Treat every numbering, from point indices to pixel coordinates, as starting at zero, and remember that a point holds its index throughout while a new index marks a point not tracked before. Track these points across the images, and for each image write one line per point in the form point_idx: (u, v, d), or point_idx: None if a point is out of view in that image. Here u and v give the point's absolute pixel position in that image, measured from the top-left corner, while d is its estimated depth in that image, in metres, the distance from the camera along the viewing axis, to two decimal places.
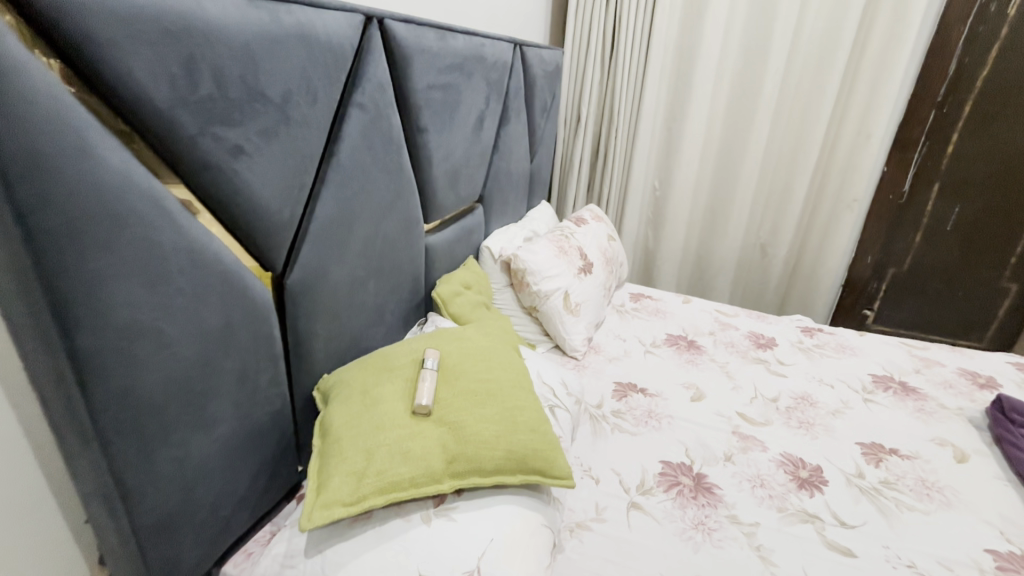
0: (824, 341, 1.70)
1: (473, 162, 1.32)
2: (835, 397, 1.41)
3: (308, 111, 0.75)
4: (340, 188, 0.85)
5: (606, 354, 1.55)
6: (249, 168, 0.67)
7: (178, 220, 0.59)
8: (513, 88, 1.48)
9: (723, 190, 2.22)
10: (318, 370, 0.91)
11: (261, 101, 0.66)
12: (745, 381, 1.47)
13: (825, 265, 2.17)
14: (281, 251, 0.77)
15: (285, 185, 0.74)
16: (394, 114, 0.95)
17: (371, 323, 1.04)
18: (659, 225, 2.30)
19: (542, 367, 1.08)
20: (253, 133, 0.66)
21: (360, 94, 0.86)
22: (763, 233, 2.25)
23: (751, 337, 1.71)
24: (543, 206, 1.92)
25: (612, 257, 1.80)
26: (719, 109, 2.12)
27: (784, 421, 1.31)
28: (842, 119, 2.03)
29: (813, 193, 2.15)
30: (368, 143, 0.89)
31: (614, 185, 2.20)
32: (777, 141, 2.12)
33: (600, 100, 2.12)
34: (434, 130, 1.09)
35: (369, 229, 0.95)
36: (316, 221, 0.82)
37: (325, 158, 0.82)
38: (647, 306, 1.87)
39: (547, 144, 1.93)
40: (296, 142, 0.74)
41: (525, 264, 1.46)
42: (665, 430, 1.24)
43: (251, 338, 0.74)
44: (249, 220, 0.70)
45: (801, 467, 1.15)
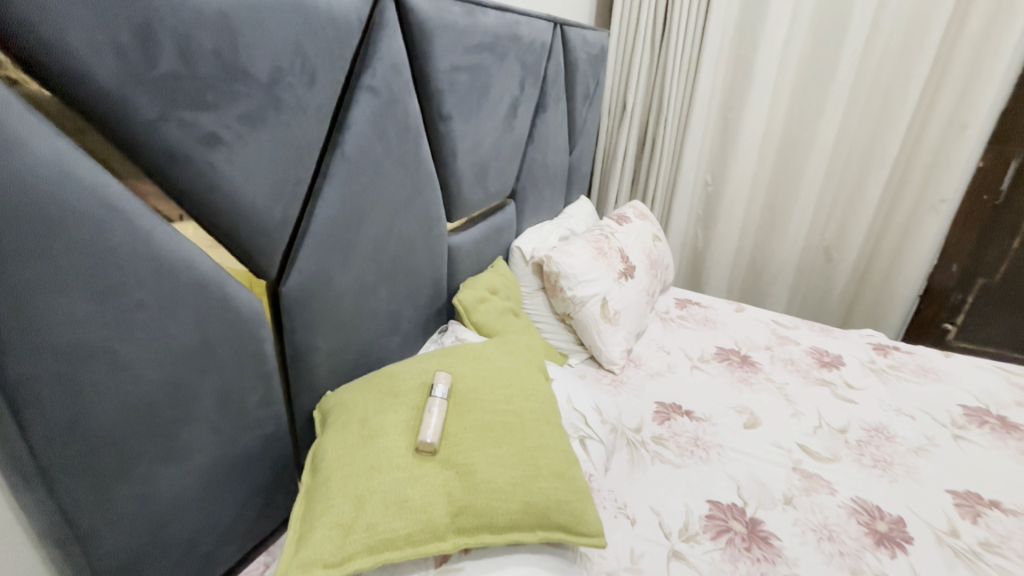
0: (901, 361, 1.49)
1: (504, 153, 1.19)
2: (917, 431, 1.21)
3: (303, 93, 0.64)
4: (346, 184, 0.74)
5: (647, 368, 1.40)
6: (229, 161, 0.57)
7: (139, 223, 0.50)
8: (552, 72, 1.34)
9: (785, 187, 2.00)
10: (321, 387, 0.82)
11: (241, 80, 0.56)
12: (808, 407, 1.29)
13: (901, 273, 1.92)
14: (275, 256, 0.68)
15: (277, 181, 0.64)
16: (410, 99, 0.84)
17: (383, 333, 0.93)
18: (710, 224, 2.10)
19: (573, 388, 0.95)
20: (233, 119, 0.56)
21: (370, 75, 0.75)
22: (829, 235, 2.02)
23: (814, 354, 1.51)
24: (582, 202, 1.78)
25: (657, 259, 1.64)
26: (784, 96, 1.90)
27: (855, 458, 1.13)
28: (930, 107, 1.77)
29: (891, 191, 1.91)
30: (379, 132, 0.78)
31: (661, 179, 2.02)
32: (850, 133, 1.88)
33: (648, 87, 1.95)
34: (459, 118, 0.97)
35: (380, 229, 0.84)
36: (316, 222, 0.72)
37: (327, 149, 0.72)
38: (694, 314, 1.71)
39: (589, 135, 1.78)
40: (289, 131, 0.64)
41: (559, 267, 1.32)
42: (714, 462, 1.09)
43: (236, 356, 0.65)
44: (231, 221, 0.60)
45: (879, 518, 0.97)
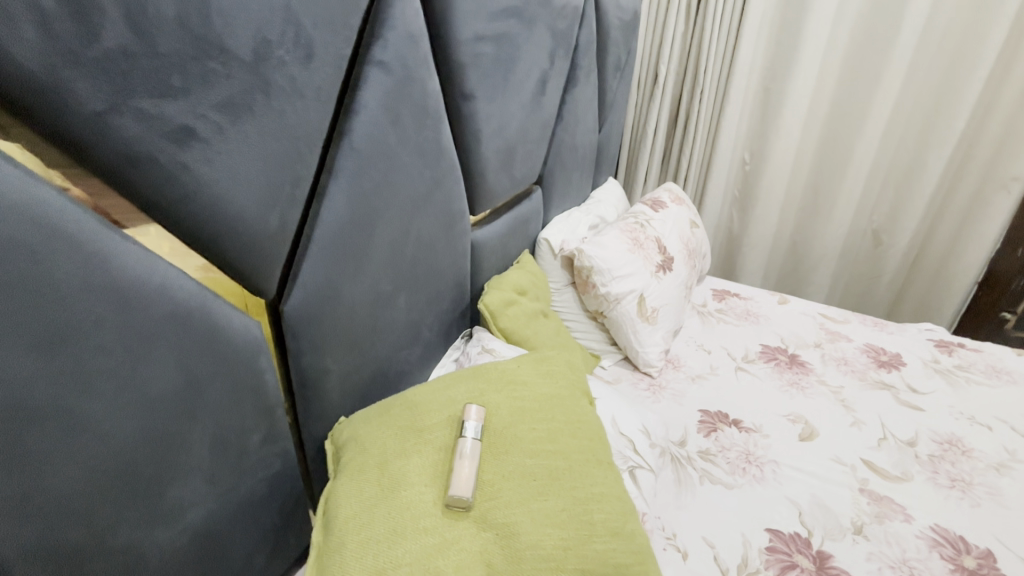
0: (968, 361, 1.35)
1: (532, 136, 1.06)
2: (995, 444, 1.09)
3: (297, 72, 0.52)
4: (355, 180, 0.62)
5: (687, 371, 1.28)
6: (208, 160, 0.46)
7: (90, 247, 0.39)
8: (584, 41, 1.19)
9: (833, 165, 1.83)
10: (334, 413, 0.72)
11: (216, 56, 0.44)
12: (869, 415, 1.16)
13: (960, 259, 1.76)
14: (274, 271, 0.56)
15: (272, 182, 0.52)
16: (429, 76, 0.71)
17: (403, 346, 0.82)
18: (747, 206, 1.95)
19: (618, 408, 0.84)
20: (210, 107, 0.45)
21: (381, 48, 0.62)
22: (879, 218, 1.86)
23: (869, 352, 1.38)
24: (611, 185, 1.64)
25: (694, 248, 1.50)
26: (835, 64, 1.72)
27: (929, 477, 1.01)
28: (1004, 73, 1.58)
29: (953, 169, 1.73)
30: (393, 117, 0.66)
31: (694, 158, 1.86)
32: (908, 104, 1.70)
33: (682, 57, 1.77)
34: (484, 97, 0.84)
35: (396, 230, 0.72)
36: (321, 228, 0.60)
37: (331, 140, 0.60)
38: (734, 307, 1.57)
39: (619, 111, 1.62)
40: (284, 120, 0.52)
41: (592, 262, 1.20)
42: (769, 482, 0.98)
43: (231, 393, 0.54)
44: (216, 235, 0.49)
45: (964, 551, 0.86)
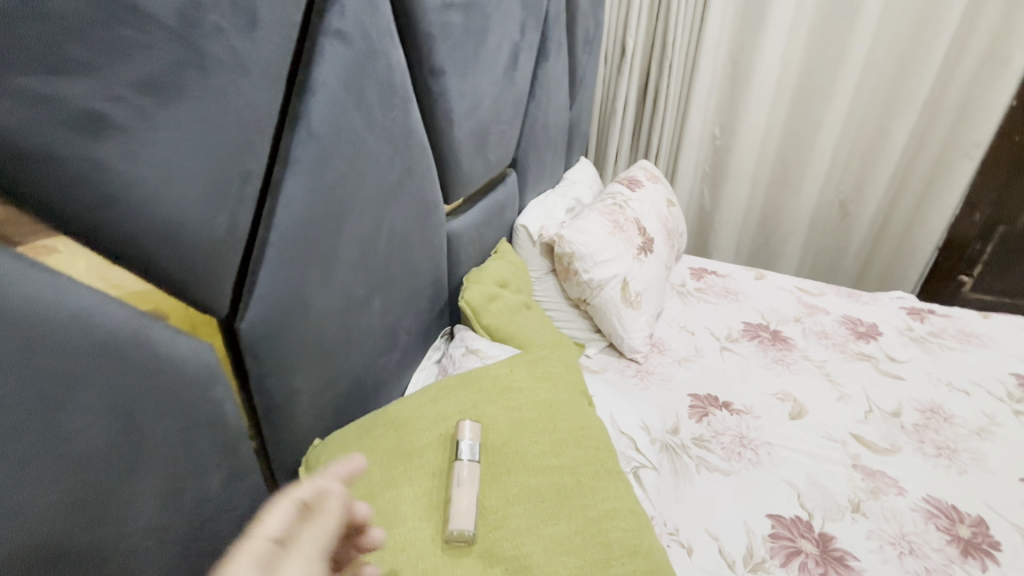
0: (940, 327, 1.38)
1: (505, 115, 0.98)
2: (974, 409, 1.11)
3: (238, 41, 0.43)
4: (315, 171, 0.53)
5: (673, 354, 1.25)
6: (131, 156, 0.37)
7: None
8: (554, 11, 1.11)
9: (801, 137, 1.82)
10: (307, 435, 0.64)
11: (130, 21, 0.35)
12: (853, 387, 1.16)
13: (923, 227, 1.80)
14: (226, 283, 0.48)
15: (216, 178, 0.43)
16: (394, 48, 0.62)
17: (380, 354, 0.75)
18: (718, 182, 1.93)
19: (614, 403, 0.79)
20: (127, 87, 0.36)
21: (337, 13, 0.52)
22: (846, 188, 1.87)
23: (848, 324, 1.38)
24: (584, 165, 1.58)
25: (672, 227, 1.47)
26: (801, 34, 1.70)
27: (916, 446, 1.02)
28: (965, 40, 1.59)
29: (916, 137, 1.75)
30: (355, 95, 0.57)
31: (665, 134, 1.82)
32: (874, 74, 1.70)
33: (650, 30, 1.72)
34: (455, 72, 0.75)
35: (365, 226, 0.64)
36: (278, 229, 0.51)
37: (284, 124, 0.50)
38: (713, 285, 1.56)
39: (589, 87, 1.55)
40: (226, 100, 0.43)
41: (573, 247, 1.14)
42: (766, 465, 0.96)
43: (183, 432, 0.46)
44: (148, 247, 0.40)
45: (958, 521, 0.88)
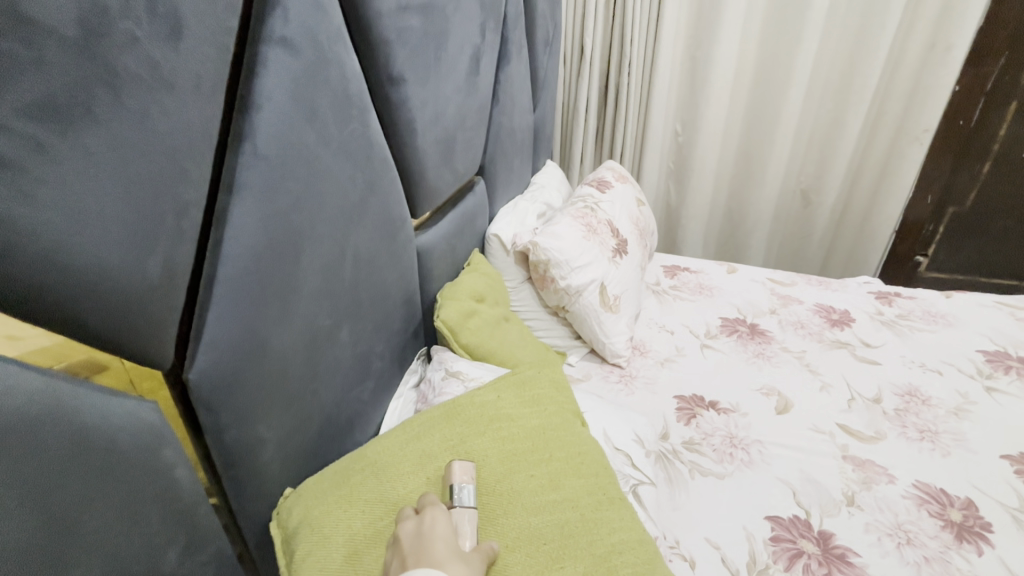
0: (907, 309, 1.41)
1: (470, 122, 0.93)
2: (949, 389, 1.13)
3: (161, 54, 0.37)
4: (266, 196, 0.48)
5: (655, 356, 1.23)
6: (27, 197, 0.31)
7: None
8: (512, 12, 1.07)
9: (760, 130, 1.85)
10: (277, 486, 0.58)
11: (16, 35, 0.29)
12: (834, 376, 1.17)
13: (881, 212, 1.85)
14: (169, 333, 0.42)
15: (143, 214, 0.38)
16: (347, 56, 0.57)
17: (352, 386, 0.69)
18: (683, 178, 1.94)
19: (606, 418, 0.75)
20: (17, 115, 0.30)
21: (280, 19, 0.47)
22: (806, 178, 1.91)
23: (821, 312, 1.40)
24: (551, 168, 1.55)
25: (643, 226, 1.46)
26: (755, 29, 1.72)
27: (899, 431, 1.03)
28: (909, 29, 1.64)
29: (868, 125, 1.80)
30: (306, 109, 0.51)
31: (629, 133, 1.81)
32: (826, 64, 1.74)
33: (607, 29, 1.71)
34: (415, 78, 0.70)
35: (327, 251, 0.58)
36: (227, 263, 0.45)
37: (225, 145, 0.45)
38: (687, 282, 1.55)
39: (551, 89, 1.52)
40: (148, 123, 0.37)
41: (548, 254, 1.10)
42: (758, 465, 0.94)
43: (125, 510, 0.40)
44: (59, 300, 0.34)
45: (949, 505, 0.88)
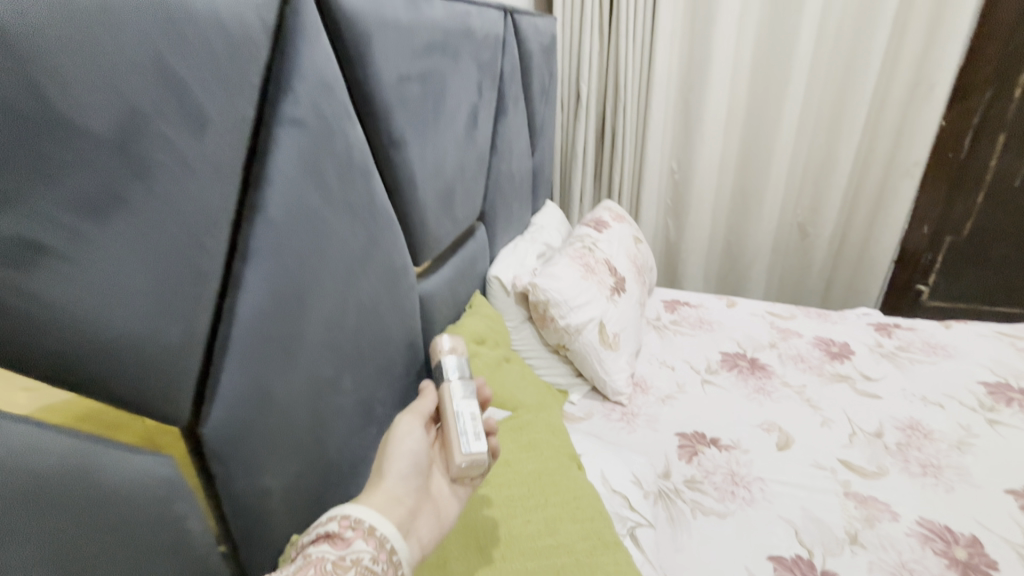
0: (907, 341, 1.42)
1: (469, 173, 0.99)
2: (951, 422, 1.14)
3: (187, 145, 0.42)
4: (276, 260, 0.52)
5: (656, 393, 1.24)
6: (69, 281, 0.35)
7: None
8: (509, 69, 1.15)
9: (754, 166, 1.90)
10: (282, 533, 0.60)
11: (64, 142, 0.34)
12: (834, 410, 1.18)
13: (878, 243, 1.88)
14: (187, 392, 0.46)
15: (168, 286, 0.42)
16: (352, 127, 0.62)
17: (356, 432, 0.71)
18: (681, 214, 1.98)
19: (604, 459, 0.77)
20: (64, 210, 0.34)
21: (292, 102, 0.52)
22: (802, 211, 1.95)
23: (820, 345, 1.41)
24: (550, 209, 1.60)
25: (642, 264, 1.49)
26: (743, 71, 1.80)
27: (902, 467, 1.03)
28: (893, 69, 1.71)
29: (859, 160, 1.85)
30: (314, 178, 0.56)
31: (626, 172, 1.87)
32: (814, 103, 1.81)
33: (602, 76, 1.79)
34: (416, 140, 0.76)
35: (333, 305, 0.62)
36: (240, 324, 0.49)
37: (241, 217, 0.49)
38: (687, 317, 1.58)
39: (549, 133, 1.59)
40: (174, 206, 0.41)
41: (547, 295, 1.14)
42: (760, 502, 0.95)
43: (131, 568, 0.41)
44: (93, 368, 0.38)
45: (954, 542, 0.88)
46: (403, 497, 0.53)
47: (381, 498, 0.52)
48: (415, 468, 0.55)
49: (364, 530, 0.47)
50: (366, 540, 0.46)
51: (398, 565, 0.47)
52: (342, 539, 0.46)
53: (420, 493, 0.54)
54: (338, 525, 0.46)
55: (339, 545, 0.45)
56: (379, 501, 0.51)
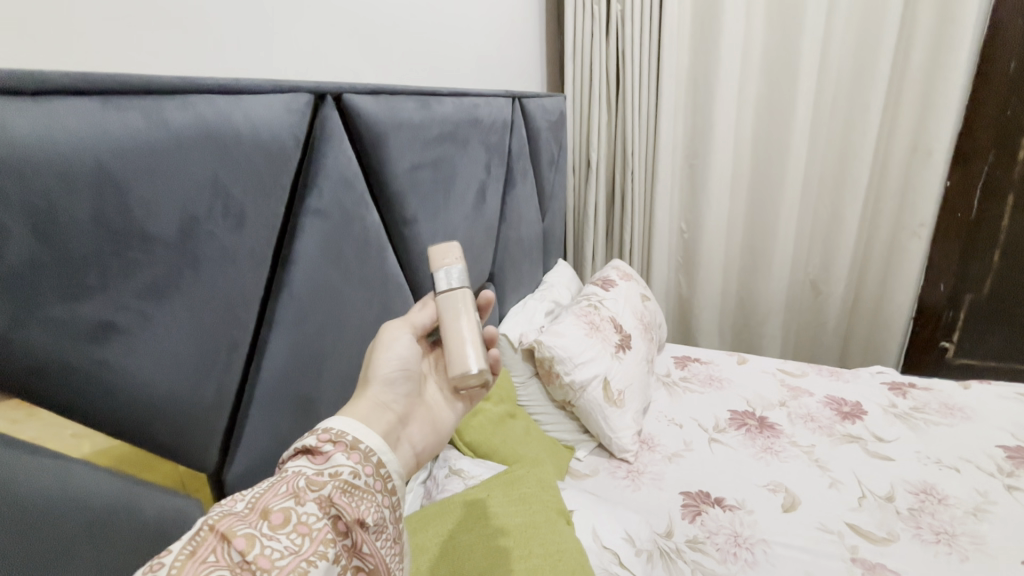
0: (922, 401, 1.40)
1: (478, 241, 1.08)
2: (967, 487, 1.11)
3: (228, 239, 0.52)
4: (298, 328, 0.61)
5: (663, 450, 1.25)
6: (133, 351, 0.44)
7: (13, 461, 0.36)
8: (516, 146, 1.27)
9: (761, 226, 1.95)
10: None
11: (138, 244, 0.44)
12: (844, 472, 1.17)
13: (893, 301, 1.87)
14: (214, 441, 0.53)
15: (206, 352, 0.51)
16: (368, 211, 0.72)
17: None
18: (692, 271, 2.04)
19: (598, 516, 0.80)
20: (134, 295, 0.44)
21: (316, 196, 0.63)
22: (813, 268, 1.98)
23: (831, 404, 1.41)
24: (561, 268, 1.68)
25: (649, 321, 1.54)
26: (745, 138, 1.89)
27: (914, 534, 1.01)
28: (891, 134, 1.77)
29: (867, 220, 1.89)
30: (333, 258, 0.66)
31: (636, 232, 1.95)
32: (817, 167, 1.87)
33: (610, 146, 1.92)
34: (426, 217, 0.86)
35: (347, 366, 0.70)
36: (262, 383, 0.57)
37: (269, 293, 0.59)
38: (698, 373, 1.60)
39: (559, 199, 1.70)
40: (214, 288, 0.51)
41: (552, 352, 1.19)
42: (763, 566, 0.95)
43: None
44: (142, 423, 0.46)
45: None
46: (390, 403, 0.57)
47: (370, 404, 0.55)
48: (404, 376, 0.59)
49: (346, 444, 0.49)
50: (347, 455, 0.48)
51: (384, 477, 0.50)
52: (321, 453, 0.48)
53: (409, 400, 0.59)
54: (317, 439, 0.48)
55: (318, 459, 0.47)
56: (365, 409, 0.54)
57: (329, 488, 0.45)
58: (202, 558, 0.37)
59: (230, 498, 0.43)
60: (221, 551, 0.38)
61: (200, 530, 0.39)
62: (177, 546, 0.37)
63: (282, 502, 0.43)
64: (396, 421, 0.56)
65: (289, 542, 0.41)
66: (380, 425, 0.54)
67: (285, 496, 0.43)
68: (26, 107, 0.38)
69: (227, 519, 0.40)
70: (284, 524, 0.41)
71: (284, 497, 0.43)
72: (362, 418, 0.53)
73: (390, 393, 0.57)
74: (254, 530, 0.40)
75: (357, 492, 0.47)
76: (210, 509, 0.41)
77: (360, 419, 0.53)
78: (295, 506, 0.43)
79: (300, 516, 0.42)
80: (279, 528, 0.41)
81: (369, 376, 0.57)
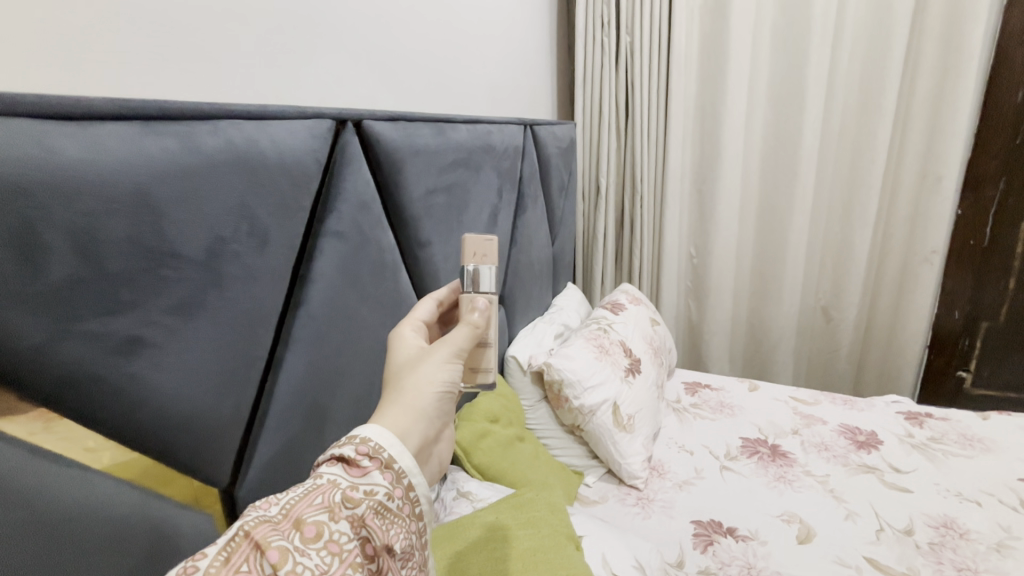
0: (940, 432, 1.37)
1: None
2: (989, 521, 1.08)
3: (251, 259, 0.54)
4: (313, 346, 0.62)
5: (673, 478, 1.23)
6: (159, 364, 0.45)
7: (39, 468, 0.38)
8: (528, 172, 1.30)
9: (770, 252, 1.96)
10: None
11: (169, 263, 0.46)
12: (860, 504, 1.14)
13: (906, 328, 1.85)
14: (229, 456, 0.54)
15: (226, 368, 0.52)
16: (384, 234, 0.74)
17: None
18: (702, 296, 2.03)
19: (607, 542, 0.79)
20: (164, 311, 0.45)
21: (335, 218, 0.65)
22: (824, 294, 1.97)
23: (845, 433, 1.38)
24: (571, 292, 1.68)
25: (658, 345, 1.54)
26: (754, 165, 1.92)
27: (935, 569, 0.97)
28: (899, 161, 1.78)
29: (878, 246, 1.88)
30: (349, 278, 0.67)
31: (646, 257, 1.96)
32: (826, 194, 1.88)
33: (619, 172, 1.95)
34: (439, 240, 0.88)
35: (359, 386, 0.71)
36: (277, 400, 0.58)
37: (287, 312, 0.60)
38: (708, 399, 1.58)
39: (569, 223, 1.72)
40: (238, 305, 0.52)
41: (562, 375, 1.19)
42: None
43: None
44: (165, 435, 0.47)
45: None
46: (433, 419, 0.54)
47: (414, 418, 0.53)
48: (446, 398, 0.56)
49: (382, 461, 0.48)
50: (382, 474, 0.48)
51: (414, 500, 0.50)
52: (358, 465, 0.47)
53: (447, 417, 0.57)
54: (355, 451, 0.48)
55: (354, 471, 0.47)
56: (403, 419, 0.52)
57: (363, 508, 0.45)
58: (236, 567, 0.39)
59: (266, 500, 0.44)
60: (253, 560, 0.40)
61: (236, 534, 0.41)
62: (212, 552, 0.39)
63: (316, 514, 0.43)
64: (432, 437, 0.55)
65: (319, 561, 0.41)
66: (416, 440, 0.52)
67: (319, 509, 0.44)
68: (73, 132, 0.40)
69: (261, 527, 0.41)
70: (316, 540, 0.42)
71: (319, 510, 0.44)
72: (400, 431, 0.51)
73: (435, 410, 0.54)
74: (286, 542, 0.41)
75: (389, 515, 0.47)
76: (245, 513, 0.42)
77: (399, 434, 0.51)
78: (328, 522, 0.43)
79: (332, 534, 0.43)
80: (310, 543, 0.42)
81: (415, 389, 0.54)
